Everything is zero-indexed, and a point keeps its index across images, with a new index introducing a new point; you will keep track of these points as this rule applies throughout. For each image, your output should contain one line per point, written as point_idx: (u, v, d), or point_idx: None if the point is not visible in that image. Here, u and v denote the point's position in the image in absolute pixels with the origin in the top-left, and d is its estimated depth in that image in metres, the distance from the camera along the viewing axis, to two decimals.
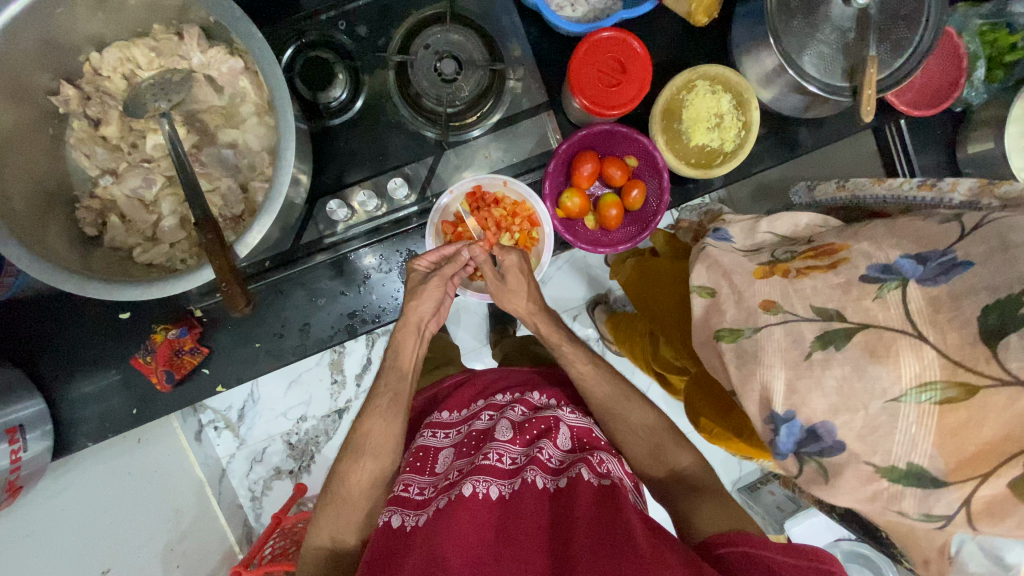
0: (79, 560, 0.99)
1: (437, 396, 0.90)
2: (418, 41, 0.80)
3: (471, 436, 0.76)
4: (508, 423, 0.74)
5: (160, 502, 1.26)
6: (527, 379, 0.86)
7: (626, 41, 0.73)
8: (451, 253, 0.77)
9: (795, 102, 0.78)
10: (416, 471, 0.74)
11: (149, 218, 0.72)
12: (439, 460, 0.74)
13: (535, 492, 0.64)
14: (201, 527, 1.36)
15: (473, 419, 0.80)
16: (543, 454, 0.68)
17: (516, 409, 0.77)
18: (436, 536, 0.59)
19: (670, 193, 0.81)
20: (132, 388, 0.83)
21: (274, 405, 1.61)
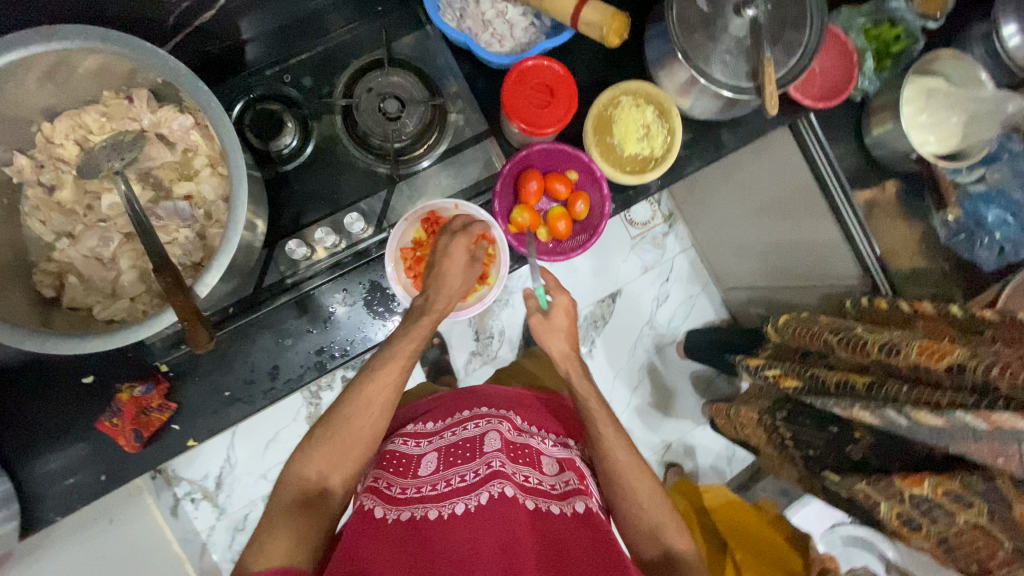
0: None
1: (417, 409, 0.92)
2: (361, 85, 0.85)
3: (457, 444, 0.78)
4: (500, 438, 0.77)
5: None
6: (514, 397, 0.91)
7: (549, 66, 0.80)
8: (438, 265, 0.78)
9: (712, 108, 0.85)
10: (397, 472, 0.75)
11: (108, 275, 0.73)
12: (418, 464, 0.76)
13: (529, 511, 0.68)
14: None
15: (457, 428, 0.81)
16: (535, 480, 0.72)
17: (505, 426, 0.81)
18: (425, 555, 0.62)
19: (611, 200, 0.87)
20: (101, 454, 0.81)
21: (252, 469, 1.55)
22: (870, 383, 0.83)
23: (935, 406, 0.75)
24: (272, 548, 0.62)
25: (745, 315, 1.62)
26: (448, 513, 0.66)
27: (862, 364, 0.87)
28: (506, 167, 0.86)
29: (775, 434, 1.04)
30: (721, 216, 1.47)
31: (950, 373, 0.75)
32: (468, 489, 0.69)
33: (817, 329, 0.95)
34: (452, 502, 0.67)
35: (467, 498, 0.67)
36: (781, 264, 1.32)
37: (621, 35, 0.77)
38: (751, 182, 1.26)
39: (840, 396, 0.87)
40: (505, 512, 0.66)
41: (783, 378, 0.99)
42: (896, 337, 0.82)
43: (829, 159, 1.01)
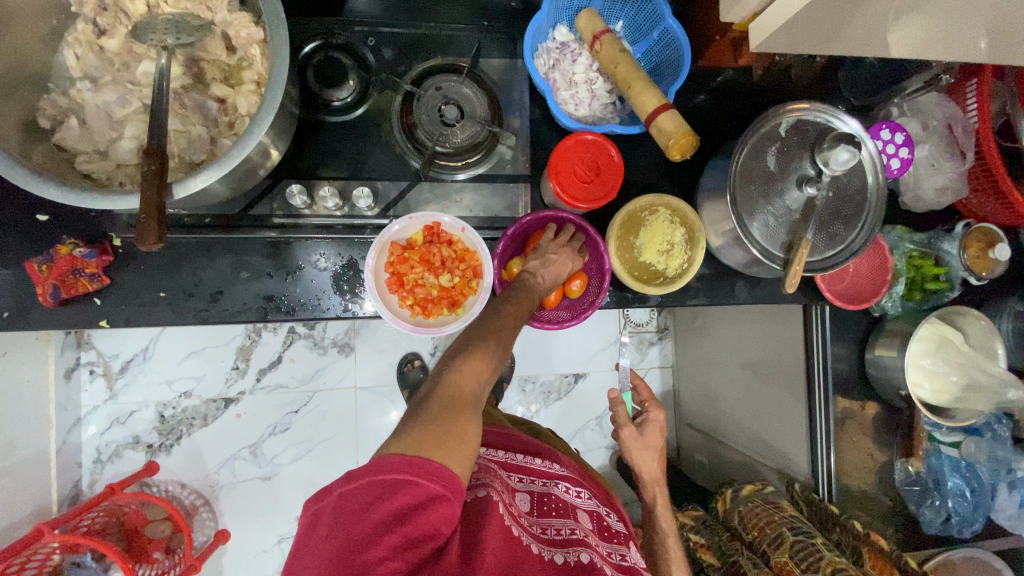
0: None
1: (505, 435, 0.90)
2: (433, 81, 0.85)
3: (553, 498, 0.76)
4: (589, 517, 0.76)
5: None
6: (585, 478, 0.91)
7: (606, 146, 0.80)
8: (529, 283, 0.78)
9: (737, 258, 0.85)
10: (503, 490, 0.71)
11: (109, 134, 0.71)
12: (516, 496, 0.73)
13: None
14: (25, 470, 1.26)
15: (550, 482, 0.80)
16: (630, 566, 0.71)
17: (592, 505, 0.80)
18: None
19: (607, 293, 0.85)
20: (10, 291, 0.77)
21: (162, 371, 1.52)
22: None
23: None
24: (410, 443, 0.54)
25: (689, 457, 1.59)
26: (552, 556, 0.63)
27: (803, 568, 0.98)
28: (523, 219, 0.84)
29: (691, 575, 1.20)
30: (709, 355, 1.46)
31: None
32: (570, 544, 0.67)
33: (776, 519, 1.05)
34: (558, 550, 0.65)
35: (566, 552, 0.65)
36: (740, 428, 1.31)
37: (683, 151, 0.75)
38: (744, 337, 1.26)
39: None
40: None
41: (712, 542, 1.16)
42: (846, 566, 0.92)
43: (824, 355, 0.99)
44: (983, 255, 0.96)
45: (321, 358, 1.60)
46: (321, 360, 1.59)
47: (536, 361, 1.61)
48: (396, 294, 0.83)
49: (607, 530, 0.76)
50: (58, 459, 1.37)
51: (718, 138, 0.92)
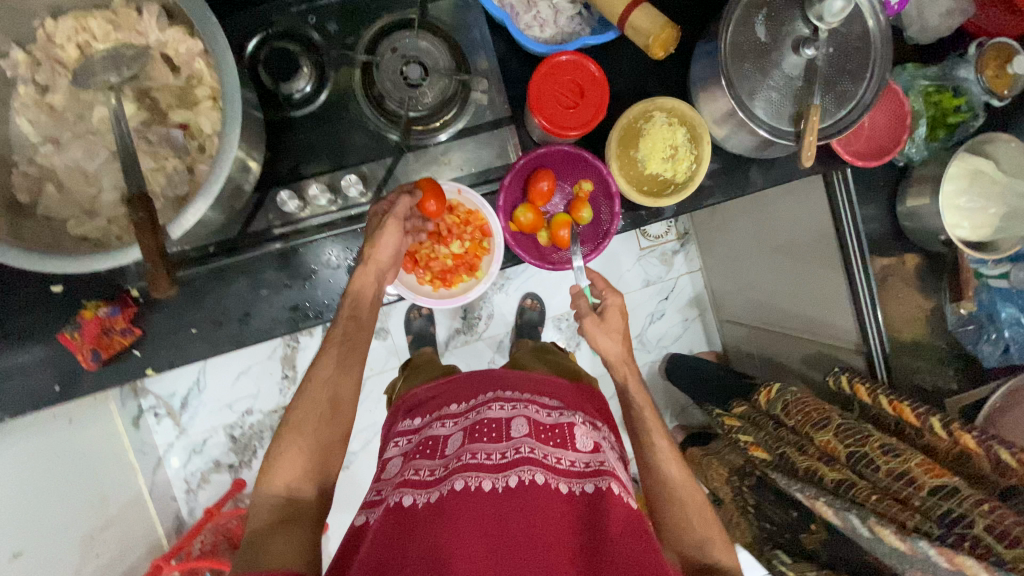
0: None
1: (437, 392, 0.95)
2: (387, 43, 0.80)
3: (481, 423, 0.80)
4: (525, 421, 0.79)
5: (86, 485, 1.25)
6: (535, 380, 0.94)
7: (584, 64, 0.75)
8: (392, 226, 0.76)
9: (745, 143, 0.80)
10: (426, 455, 0.78)
11: (89, 191, 0.70)
12: (448, 443, 0.79)
13: (561, 494, 0.70)
14: (130, 514, 1.37)
15: (481, 409, 0.83)
16: (563, 462, 0.75)
17: (533, 409, 0.83)
18: (464, 527, 0.64)
19: (620, 218, 0.83)
20: (55, 364, 0.80)
21: (219, 396, 1.60)
22: (838, 480, 0.89)
23: (899, 526, 0.80)
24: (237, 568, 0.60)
25: (735, 350, 1.61)
26: (478, 485, 0.68)
27: (832, 456, 0.91)
28: (516, 165, 0.82)
29: (738, 496, 1.13)
30: (733, 248, 1.43)
31: (937, 492, 0.79)
32: (502, 467, 0.71)
33: (816, 414, 0.96)
34: (485, 477, 0.69)
35: (496, 477, 0.69)
36: (783, 312, 1.30)
37: (667, 48, 0.71)
38: (770, 222, 1.22)
39: (806, 481, 0.94)
40: (533, 493, 0.68)
41: (754, 448, 1.06)
42: (875, 445, 0.87)
43: (855, 220, 0.96)
44: (1002, 72, 0.89)
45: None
46: None
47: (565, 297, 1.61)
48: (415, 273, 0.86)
49: (548, 430, 0.79)
50: (154, 498, 1.48)
51: (699, 21, 0.85)
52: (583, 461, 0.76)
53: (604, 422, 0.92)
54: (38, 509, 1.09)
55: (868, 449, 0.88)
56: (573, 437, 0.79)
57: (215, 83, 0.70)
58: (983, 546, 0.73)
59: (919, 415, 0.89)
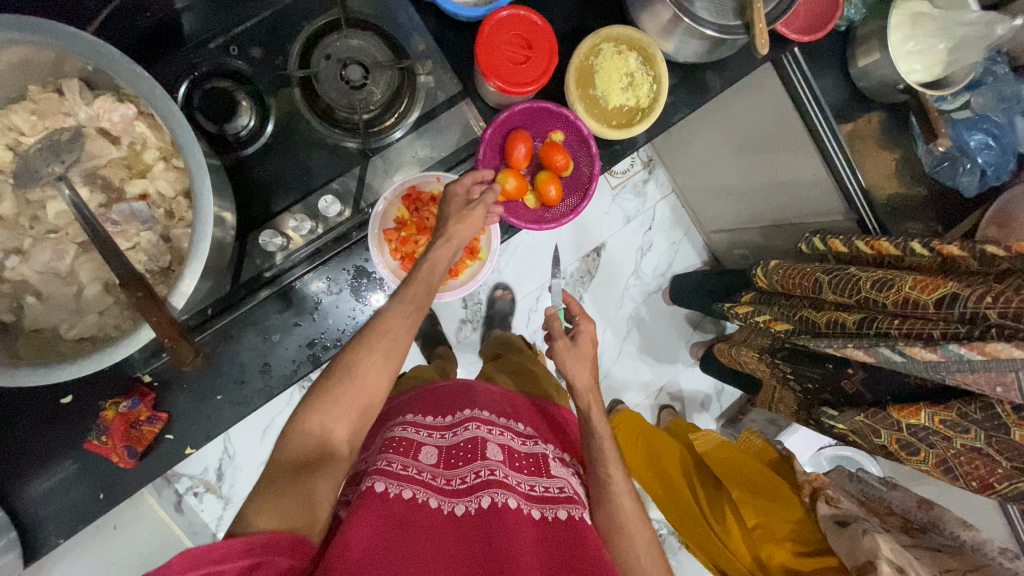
0: None
1: (411, 399, 0.89)
2: (318, 52, 0.77)
3: (459, 444, 0.75)
4: (501, 445, 0.76)
5: None
6: (508, 401, 0.91)
7: (525, 16, 0.74)
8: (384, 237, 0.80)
9: (696, 49, 0.80)
10: (401, 454, 0.71)
11: (69, 290, 0.66)
12: (421, 452, 0.73)
13: (533, 518, 0.67)
14: None
15: (458, 427, 0.79)
16: (536, 486, 0.72)
17: (507, 433, 0.80)
18: (435, 548, 0.60)
19: (600, 161, 0.83)
20: (92, 472, 0.78)
21: (252, 456, 1.57)
22: (860, 319, 0.86)
23: (927, 339, 0.77)
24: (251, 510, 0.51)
25: (729, 256, 1.64)
26: (451, 510, 0.65)
27: (850, 303, 0.90)
28: (489, 136, 0.82)
29: (776, 369, 1.08)
30: (700, 159, 1.45)
31: (941, 304, 0.76)
32: (474, 488, 0.68)
33: (806, 272, 0.98)
34: (454, 503, 0.66)
35: (469, 499, 0.66)
36: (762, 207, 1.32)
37: None
38: (730, 124, 1.23)
39: (832, 334, 0.91)
40: (506, 514, 0.64)
41: (774, 322, 1.05)
42: (888, 275, 0.84)
43: (814, 93, 0.98)
44: None
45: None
46: None
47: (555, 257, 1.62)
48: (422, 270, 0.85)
49: (523, 457, 0.77)
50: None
51: None
52: (555, 489, 0.74)
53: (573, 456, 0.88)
54: None
55: (866, 289, 0.86)
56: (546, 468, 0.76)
57: (163, 141, 0.66)
58: (1009, 330, 0.72)
59: (898, 243, 0.87)
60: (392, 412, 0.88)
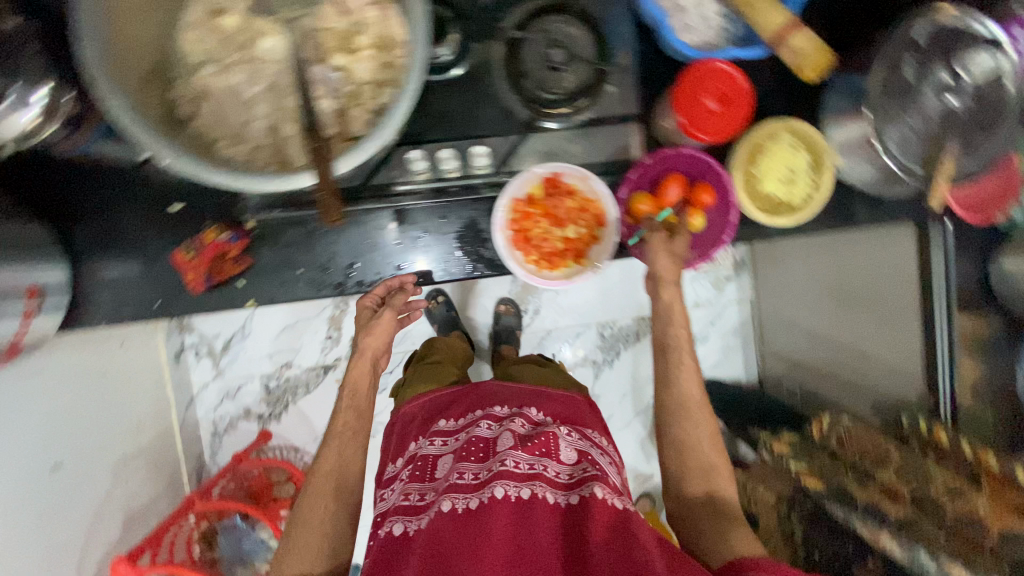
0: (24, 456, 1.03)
1: (432, 401, 0.95)
2: (538, 24, 0.82)
3: (470, 443, 0.82)
4: (511, 433, 0.81)
5: (111, 410, 1.28)
6: (527, 393, 0.94)
7: (735, 76, 0.76)
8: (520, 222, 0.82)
9: (868, 175, 0.82)
10: (419, 477, 0.82)
11: (239, 115, 0.71)
12: (439, 463, 0.83)
13: (547, 504, 0.73)
14: (155, 448, 1.43)
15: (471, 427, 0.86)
16: (549, 471, 0.77)
17: (518, 422, 0.85)
18: (448, 544, 0.68)
19: (732, 230, 0.83)
20: (160, 281, 0.84)
21: (261, 346, 1.62)
22: (903, 517, 0.89)
23: (968, 561, 0.79)
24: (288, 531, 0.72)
25: (775, 385, 1.62)
26: (464, 505, 0.72)
27: (900, 492, 0.93)
28: (644, 163, 0.85)
29: (787, 524, 1.05)
30: (793, 282, 1.45)
31: (995, 538, 0.82)
32: (483, 484, 0.74)
33: (880, 447, 1.02)
34: (468, 498, 0.73)
35: (477, 494, 0.73)
36: (841, 353, 1.33)
37: (819, 73, 0.73)
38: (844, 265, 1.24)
39: (864, 514, 0.91)
40: (521, 511, 0.71)
41: (805, 477, 1.04)
42: (959, 484, 0.89)
43: (946, 270, 0.97)
44: None
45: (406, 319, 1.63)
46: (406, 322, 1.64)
47: (610, 306, 1.66)
48: (526, 253, 0.84)
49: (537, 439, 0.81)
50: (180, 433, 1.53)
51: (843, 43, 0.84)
52: (569, 473, 0.78)
53: (601, 430, 0.90)
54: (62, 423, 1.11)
55: (932, 490, 0.90)
56: (560, 447, 0.80)
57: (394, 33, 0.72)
58: None
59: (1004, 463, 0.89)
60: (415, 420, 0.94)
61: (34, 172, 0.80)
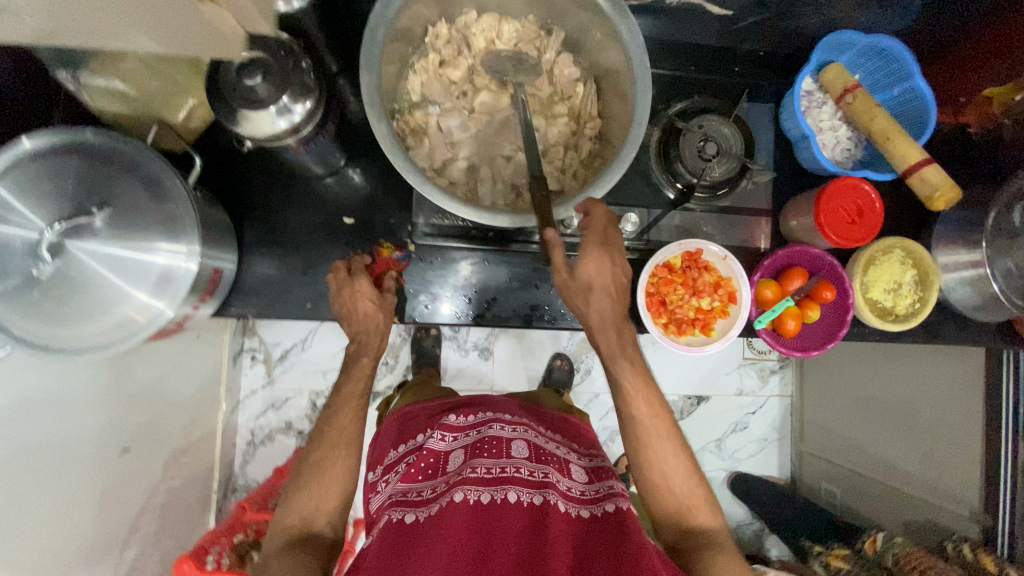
0: (102, 440, 0.99)
1: (445, 407, 0.97)
2: (697, 120, 0.91)
3: (483, 442, 0.82)
4: (525, 444, 0.83)
5: (177, 409, 1.25)
6: (538, 413, 0.99)
7: (868, 191, 0.86)
8: (664, 292, 0.89)
9: (969, 300, 0.92)
10: (428, 471, 0.80)
11: (446, 154, 0.79)
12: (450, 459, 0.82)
13: (561, 511, 0.73)
14: (199, 451, 1.38)
15: (484, 429, 0.86)
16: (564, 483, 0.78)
17: (532, 434, 0.86)
18: (459, 537, 0.67)
19: (846, 329, 0.91)
20: (317, 285, 0.88)
21: (318, 361, 1.64)
22: None
23: None
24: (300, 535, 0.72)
25: (811, 483, 1.66)
26: (476, 498, 0.71)
27: None
28: (772, 255, 0.93)
29: None
30: (844, 385, 1.52)
31: None
32: (496, 482, 0.74)
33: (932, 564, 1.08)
34: (481, 490, 0.72)
35: (491, 491, 0.72)
36: (892, 462, 1.38)
37: (948, 203, 0.84)
38: (905, 378, 1.32)
39: None
40: (536, 514, 0.71)
41: None
42: None
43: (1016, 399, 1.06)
44: None
45: (462, 359, 1.64)
46: (463, 361, 1.64)
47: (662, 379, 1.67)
48: (657, 316, 0.90)
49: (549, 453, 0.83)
50: (223, 436, 1.50)
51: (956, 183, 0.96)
52: (588, 490, 0.79)
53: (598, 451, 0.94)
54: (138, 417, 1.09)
55: None
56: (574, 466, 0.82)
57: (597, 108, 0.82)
58: None
59: None
60: (421, 417, 0.95)
61: (228, 168, 0.87)
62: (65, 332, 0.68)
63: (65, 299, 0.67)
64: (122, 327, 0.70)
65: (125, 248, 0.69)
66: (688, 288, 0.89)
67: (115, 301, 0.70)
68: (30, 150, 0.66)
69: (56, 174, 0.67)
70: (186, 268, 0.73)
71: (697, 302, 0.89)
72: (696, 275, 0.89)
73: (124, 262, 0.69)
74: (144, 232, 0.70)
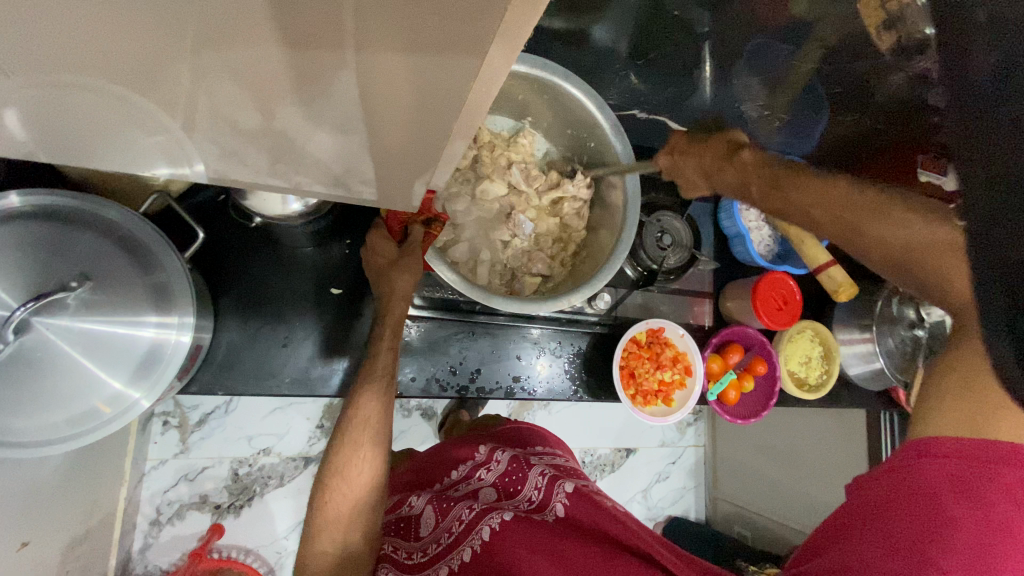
0: (9, 525, 0.79)
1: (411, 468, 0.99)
2: (656, 215, 1.03)
3: (444, 497, 0.84)
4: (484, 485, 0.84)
5: (90, 486, 1.05)
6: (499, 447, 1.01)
7: (789, 283, 1.04)
8: (634, 364, 1.00)
9: (862, 371, 1.12)
10: (401, 536, 0.81)
11: (452, 237, 0.86)
12: (419, 522, 0.81)
13: (519, 519, 0.73)
14: (100, 535, 1.12)
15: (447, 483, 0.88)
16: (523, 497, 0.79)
17: (485, 466, 0.87)
18: None
19: (776, 397, 1.07)
20: (299, 356, 0.85)
21: (243, 425, 1.42)
22: None
23: None
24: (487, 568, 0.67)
25: (725, 527, 1.83)
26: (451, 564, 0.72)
27: None
28: (717, 334, 1.08)
29: None
30: (753, 437, 1.71)
31: None
32: (463, 534, 0.74)
33: None
34: (455, 553, 0.73)
35: (464, 547, 0.72)
36: (795, 506, 1.58)
37: (848, 296, 1.05)
38: (802, 432, 1.54)
39: None
40: (495, 543, 0.70)
41: None
42: None
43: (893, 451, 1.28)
44: None
45: (404, 421, 1.50)
46: (404, 423, 1.50)
47: (597, 433, 1.75)
48: (626, 387, 0.99)
49: (507, 476, 0.83)
50: (124, 516, 1.22)
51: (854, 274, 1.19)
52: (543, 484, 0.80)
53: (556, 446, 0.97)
54: (46, 501, 0.89)
55: None
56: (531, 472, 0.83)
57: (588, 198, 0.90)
58: None
59: None
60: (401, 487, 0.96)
61: (208, 233, 0.83)
62: (26, 423, 0.59)
63: (28, 385, 0.59)
64: (90, 413, 0.62)
65: (108, 324, 0.63)
66: (654, 361, 1.01)
67: (84, 385, 0.62)
68: (8, 211, 0.61)
69: (33, 241, 0.60)
70: (177, 342, 0.67)
71: (661, 374, 1.01)
72: (660, 349, 1.02)
73: (103, 340, 0.63)
74: (129, 305, 0.65)
